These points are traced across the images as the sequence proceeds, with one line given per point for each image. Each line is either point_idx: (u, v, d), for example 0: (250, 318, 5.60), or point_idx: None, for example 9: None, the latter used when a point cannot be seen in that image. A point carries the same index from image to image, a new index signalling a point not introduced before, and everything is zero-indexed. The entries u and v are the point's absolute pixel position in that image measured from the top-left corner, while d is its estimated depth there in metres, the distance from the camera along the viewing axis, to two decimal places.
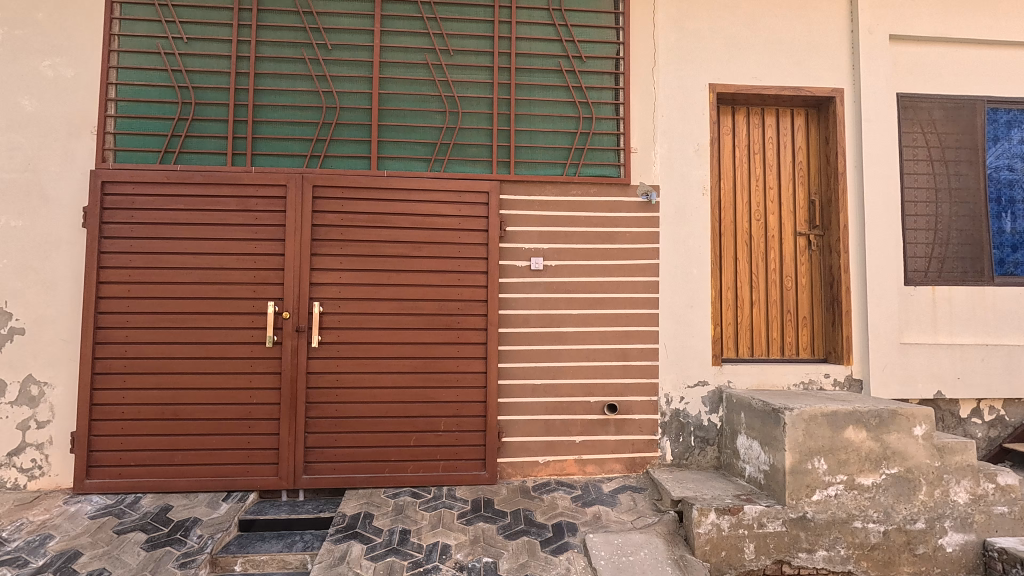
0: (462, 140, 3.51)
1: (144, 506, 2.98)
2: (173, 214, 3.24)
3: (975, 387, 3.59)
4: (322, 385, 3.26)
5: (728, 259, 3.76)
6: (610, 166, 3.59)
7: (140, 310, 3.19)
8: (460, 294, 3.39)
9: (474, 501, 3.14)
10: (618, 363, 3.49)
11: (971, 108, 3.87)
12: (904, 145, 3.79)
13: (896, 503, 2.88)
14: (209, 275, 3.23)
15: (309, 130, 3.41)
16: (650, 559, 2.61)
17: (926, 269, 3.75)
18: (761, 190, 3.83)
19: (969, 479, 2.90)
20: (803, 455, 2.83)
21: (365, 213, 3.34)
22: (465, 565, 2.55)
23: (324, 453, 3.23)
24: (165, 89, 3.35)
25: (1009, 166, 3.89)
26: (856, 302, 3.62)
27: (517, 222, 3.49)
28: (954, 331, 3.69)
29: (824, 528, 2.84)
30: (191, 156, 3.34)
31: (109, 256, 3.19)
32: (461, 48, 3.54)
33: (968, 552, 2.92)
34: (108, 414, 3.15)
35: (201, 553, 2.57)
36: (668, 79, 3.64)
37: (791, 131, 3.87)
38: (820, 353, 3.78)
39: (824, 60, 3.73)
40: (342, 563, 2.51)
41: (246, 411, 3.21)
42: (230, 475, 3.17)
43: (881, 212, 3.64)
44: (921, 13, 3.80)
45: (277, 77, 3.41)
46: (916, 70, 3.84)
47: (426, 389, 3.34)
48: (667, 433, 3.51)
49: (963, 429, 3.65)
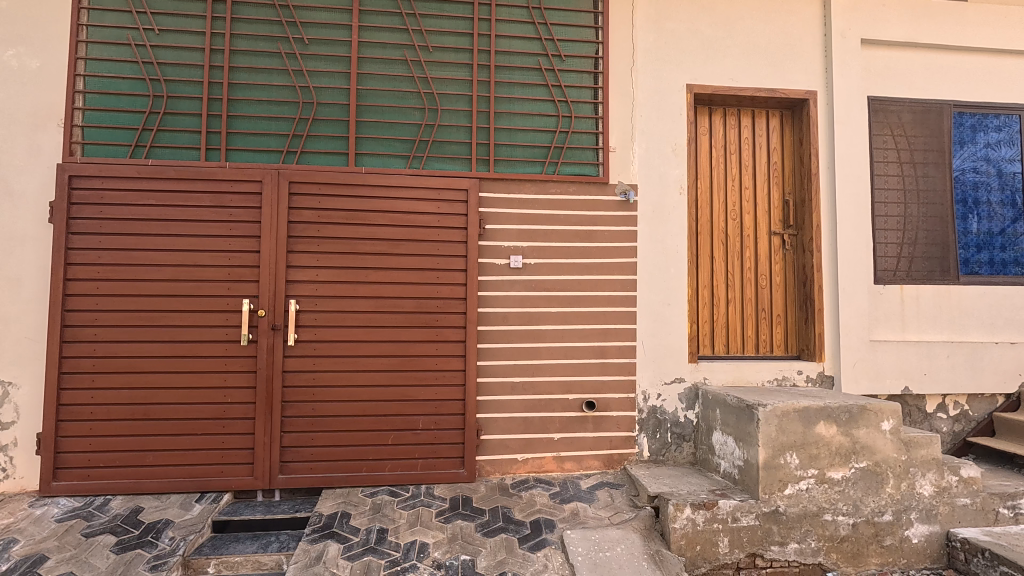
0: (442, 137, 3.50)
1: (113, 509, 2.92)
2: (144, 210, 3.16)
3: (940, 383, 3.70)
4: (299, 383, 3.22)
5: (706, 258, 3.81)
6: (589, 165, 3.61)
7: (109, 307, 3.11)
8: (438, 292, 3.38)
9: (452, 499, 3.14)
10: (596, 360, 3.52)
11: (938, 112, 3.98)
12: (875, 147, 3.88)
13: (865, 497, 2.96)
14: (182, 272, 3.17)
15: (285, 125, 3.37)
16: (627, 554, 2.63)
17: (896, 268, 3.85)
18: (737, 190, 3.88)
19: (934, 472, 3.00)
20: (776, 450, 2.88)
21: (342, 210, 3.30)
22: (443, 563, 2.55)
23: (300, 453, 3.20)
24: (136, 81, 3.27)
25: (975, 168, 4.01)
26: (829, 301, 3.70)
27: (496, 220, 3.49)
28: (921, 329, 3.80)
29: (795, 521, 2.90)
30: (163, 151, 3.26)
31: (76, 253, 3.11)
32: (441, 44, 3.53)
33: (933, 543, 3.01)
34: (76, 415, 3.07)
35: (173, 555, 2.52)
36: (647, 80, 3.67)
37: (766, 131, 3.94)
38: (794, 350, 3.86)
39: (798, 62, 3.80)
40: (318, 563, 2.48)
41: (221, 410, 3.16)
42: (203, 476, 3.12)
43: (852, 213, 3.73)
44: (890, 19, 3.89)
45: (253, 71, 3.37)
46: (886, 74, 3.94)
47: (404, 387, 3.33)
48: (644, 429, 3.55)
49: (929, 424, 3.76)
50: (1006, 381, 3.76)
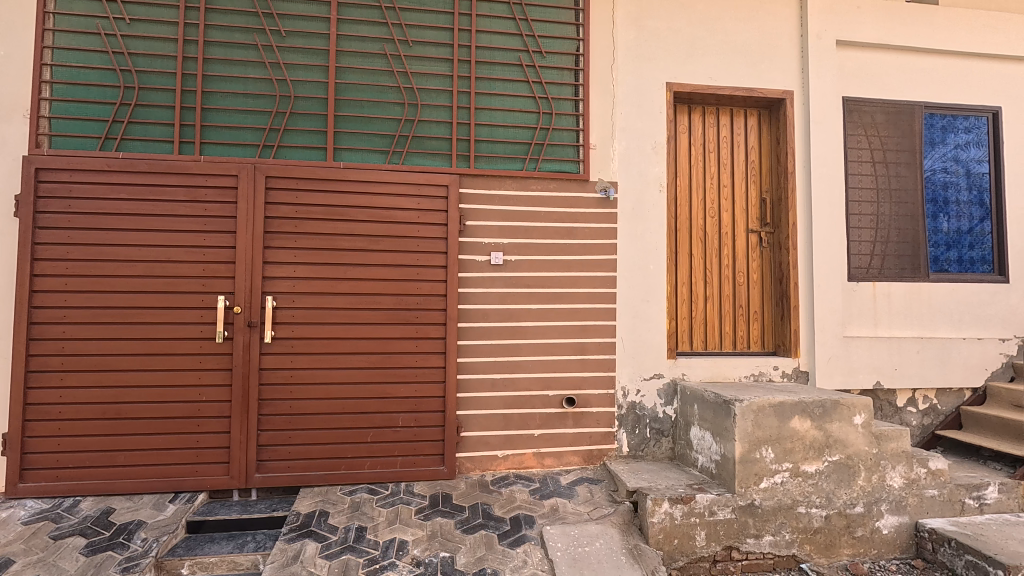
0: (422, 132, 3.47)
1: (83, 510, 2.85)
2: (115, 204, 3.08)
3: (911, 377, 3.79)
4: (276, 381, 3.18)
5: (684, 255, 3.84)
6: (570, 161, 3.62)
7: (78, 304, 3.03)
8: (418, 288, 3.36)
9: (432, 496, 3.13)
10: (576, 357, 3.53)
11: (910, 113, 4.07)
12: (850, 147, 3.96)
13: (837, 489, 3.02)
14: (154, 267, 3.10)
15: (262, 118, 3.31)
16: (606, 549, 2.65)
17: (869, 266, 3.94)
18: (716, 188, 3.93)
19: (903, 465, 3.07)
20: (752, 444, 2.93)
21: (320, 206, 3.26)
22: (422, 561, 2.54)
23: (277, 451, 3.16)
24: (106, 72, 3.19)
25: (945, 168, 4.12)
26: (804, 297, 3.76)
27: (477, 216, 3.48)
28: (892, 325, 3.90)
29: (770, 514, 2.95)
30: (134, 143, 3.18)
31: (43, 248, 3.02)
32: (421, 39, 3.50)
33: (902, 533, 3.09)
34: (44, 414, 2.99)
35: (146, 557, 2.47)
36: (627, 77, 3.68)
37: (744, 130, 3.99)
38: (770, 346, 3.93)
39: (775, 63, 3.85)
40: (296, 562, 2.46)
41: (195, 409, 3.10)
42: (177, 476, 3.07)
43: (827, 211, 3.79)
44: (866, 21, 3.95)
45: (228, 63, 3.29)
46: (861, 75, 4.01)
47: (384, 385, 3.30)
48: (623, 426, 3.57)
49: (899, 417, 3.86)
50: (974, 375, 3.86)
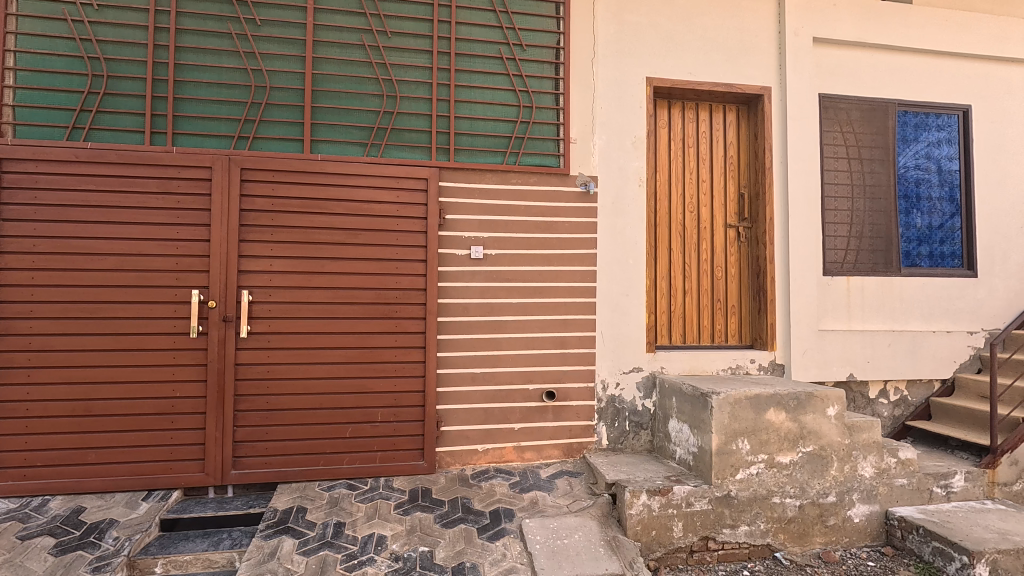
0: (401, 125, 3.44)
1: (52, 509, 2.78)
2: (84, 196, 3.00)
3: (883, 370, 3.88)
4: (252, 376, 3.13)
5: (663, 249, 3.87)
6: (550, 156, 3.62)
7: (46, 299, 2.95)
8: (398, 283, 3.33)
9: (411, 491, 3.12)
10: (556, 351, 3.54)
11: (884, 110, 4.14)
12: (826, 143, 4.02)
13: (811, 479, 3.08)
14: (125, 261, 3.03)
15: (236, 109, 3.24)
16: (584, 540, 2.67)
17: (843, 260, 4.02)
18: (695, 183, 3.96)
19: (874, 455, 3.15)
20: (728, 436, 2.97)
21: (298, 199, 3.21)
22: (401, 556, 2.53)
23: (254, 448, 3.12)
24: (73, 59, 3.09)
25: (917, 165, 4.21)
26: (780, 291, 3.81)
27: (457, 210, 3.46)
28: (866, 318, 3.97)
29: (746, 505, 3.00)
30: (103, 133, 3.10)
31: (8, 241, 2.93)
32: (400, 30, 3.45)
33: (873, 521, 3.17)
34: (11, 412, 2.91)
35: (117, 556, 2.43)
36: (607, 71, 3.68)
37: (723, 125, 4.03)
38: (747, 340, 3.98)
39: (754, 59, 3.89)
40: (272, 559, 2.44)
41: (169, 405, 3.05)
42: (151, 473, 3.01)
43: (803, 207, 3.84)
44: (842, 18, 4.00)
45: (201, 52, 3.22)
46: (837, 72, 4.07)
47: (363, 380, 3.27)
48: (603, 419, 3.60)
49: (871, 409, 3.95)
50: (942, 368, 3.98)
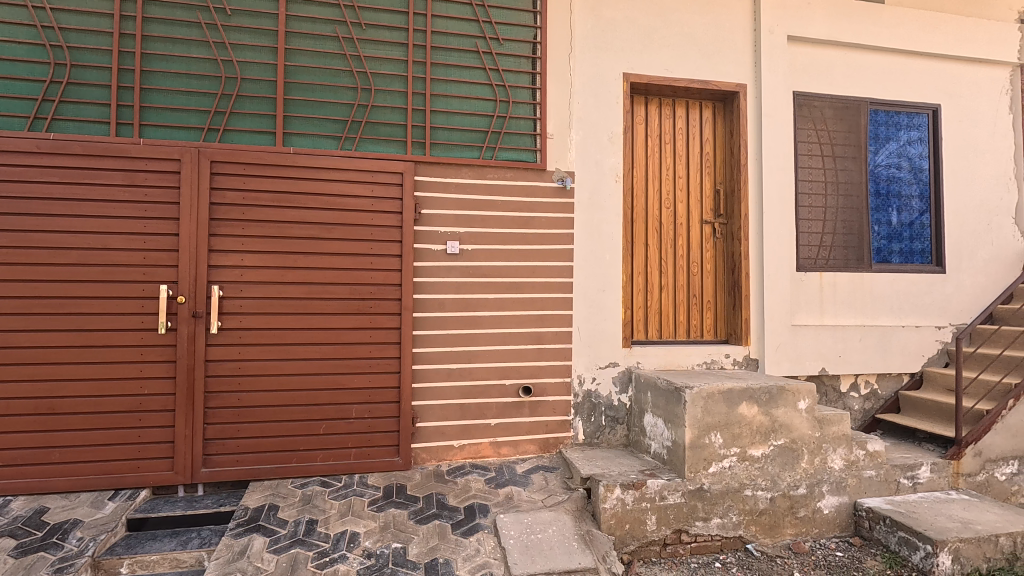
0: (376, 118, 3.39)
1: (14, 510, 2.71)
2: (46, 188, 2.92)
3: (854, 364, 3.94)
4: (223, 373, 3.08)
5: (640, 244, 3.89)
6: (527, 150, 3.60)
7: (7, 294, 2.87)
8: (372, 278, 3.30)
9: (386, 488, 3.09)
10: (533, 346, 3.54)
11: (856, 108, 4.20)
12: (800, 141, 4.07)
13: (782, 472, 3.13)
14: (90, 255, 2.95)
15: (206, 100, 3.18)
16: (557, 535, 2.68)
17: (816, 257, 4.07)
18: (671, 179, 3.98)
19: (843, 447, 3.20)
20: (701, 430, 3.00)
21: (269, 192, 3.16)
22: (373, 552, 2.52)
23: (225, 445, 3.07)
24: (34, 47, 3.00)
25: (889, 163, 4.28)
26: (754, 287, 3.86)
27: (433, 205, 3.43)
28: (838, 313, 4.04)
29: (718, 498, 3.04)
30: (66, 124, 3.01)
31: None
32: (374, 22, 3.41)
33: (842, 513, 3.23)
34: None
35: (81, 556, 2.38)
36: (584, 67, 3.68)
37: (699, 122, 4.05)
38: (722, 335, 4.03)
39: (730, 57, 3.91)
40: (241, 558, 2.40)
41: (137, 403, 2.99)
42: (118, 472, 2.95)
43: (777, 204, 3.89)
44: (816, 17, 4.05)
45: (169, 41, 3.15)
46: (811, 70, 4.11)
47: (337, 376, 3.24)
48: (579, 414, 3.61)
49: (843, 402, 4.03)
50: (911, 361, 4.05)
